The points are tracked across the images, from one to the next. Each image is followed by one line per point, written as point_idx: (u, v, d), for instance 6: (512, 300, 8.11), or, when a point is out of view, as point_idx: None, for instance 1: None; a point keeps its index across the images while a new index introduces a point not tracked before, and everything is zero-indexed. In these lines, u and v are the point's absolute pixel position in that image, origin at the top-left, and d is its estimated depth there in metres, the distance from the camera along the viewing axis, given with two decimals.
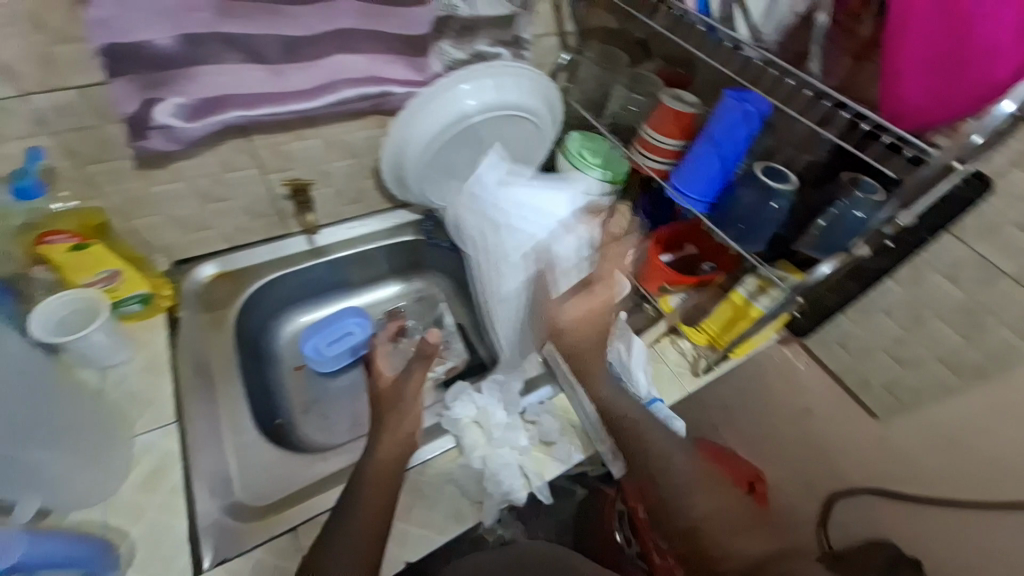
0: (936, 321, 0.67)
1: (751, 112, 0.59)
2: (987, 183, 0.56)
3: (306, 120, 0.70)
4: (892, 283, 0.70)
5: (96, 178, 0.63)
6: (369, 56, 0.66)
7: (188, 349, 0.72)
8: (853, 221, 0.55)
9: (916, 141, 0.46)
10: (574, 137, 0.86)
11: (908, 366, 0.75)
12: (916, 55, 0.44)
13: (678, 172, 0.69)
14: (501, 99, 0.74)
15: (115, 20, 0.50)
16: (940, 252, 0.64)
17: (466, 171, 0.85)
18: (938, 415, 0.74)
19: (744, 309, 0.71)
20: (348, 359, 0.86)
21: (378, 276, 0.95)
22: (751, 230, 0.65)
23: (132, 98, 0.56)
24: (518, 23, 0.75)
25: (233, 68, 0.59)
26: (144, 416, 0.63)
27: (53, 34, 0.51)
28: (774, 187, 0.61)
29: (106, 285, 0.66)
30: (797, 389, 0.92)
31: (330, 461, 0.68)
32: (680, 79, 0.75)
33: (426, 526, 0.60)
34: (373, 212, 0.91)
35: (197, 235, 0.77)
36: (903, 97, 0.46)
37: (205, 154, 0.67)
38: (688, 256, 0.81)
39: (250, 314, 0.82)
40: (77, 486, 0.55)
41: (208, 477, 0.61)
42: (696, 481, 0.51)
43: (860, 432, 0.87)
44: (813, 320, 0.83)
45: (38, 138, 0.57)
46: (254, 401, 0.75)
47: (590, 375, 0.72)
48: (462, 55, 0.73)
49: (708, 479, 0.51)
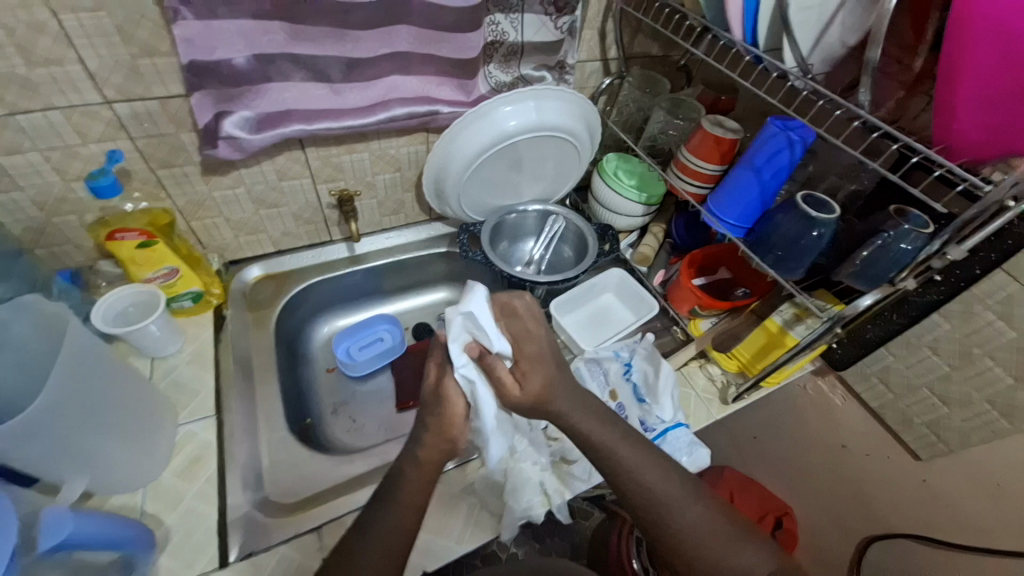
0: (986, 360, 0.65)
1: (795, 140, 0.59)
2: None
3: (358, 135, 0.74)
4: (939, 319, 0.68)
5: (165, 181, 0.68)
6: (419, 78, 0.71)
7: (233, 346, 0.75)
8: (900, 254, 0.53)
9: (968, 175, 0.44)
10: (612, 158, 0.89)
11: (955, 406, 0.71)
12: (971, 89, 0.44)
13: (715, 197, 0.69)
14: (541, 121, 0.76)
15: (198, 38, 0.55)
16: (992, 289, 0.61)
17: (502, 188, 0.87)
18: (988, 459, 0.71)
19: (779, 337, 0.69)
20: (378, 363, 0.89)
21: (411, 284, 0.99)
22: (789, 257, 0.62)
23: (207, 110, 0.60)
24: (563, 48, 0.77)
25: (298, 85, 0.63)
26: (188, 407, 0.66)
27: (143, 50, 0.56)
28: (814, 216, 0.59)
29: (164, 280, 0.70)
30: (832, 423, 0.91)
31: (357, 462, 0.70)
32: (724, 104, 0.78)
33: (449, 536, 0.60)
34: (411, 224, 0.94)
35: (248, 238, 0.81)
36: (956, 129, 0.46)
37: (262, 163, 0.71)
38: (722, 279, 0.81)
39: (289, 315, 0.86)
40: (122, 471, 0.56)
41: (241, 471, 0.63)
42: (678, 496, 0.52)
43: (900, 474, 0.83)
44: (853, 352, 0.80)
45: (119, 142, 0.62)
46: (288, 400, 0.78)
47: (615, 396, 0.70)
48: (507, 78, 0.77)
49: (688, 488, 0.53)
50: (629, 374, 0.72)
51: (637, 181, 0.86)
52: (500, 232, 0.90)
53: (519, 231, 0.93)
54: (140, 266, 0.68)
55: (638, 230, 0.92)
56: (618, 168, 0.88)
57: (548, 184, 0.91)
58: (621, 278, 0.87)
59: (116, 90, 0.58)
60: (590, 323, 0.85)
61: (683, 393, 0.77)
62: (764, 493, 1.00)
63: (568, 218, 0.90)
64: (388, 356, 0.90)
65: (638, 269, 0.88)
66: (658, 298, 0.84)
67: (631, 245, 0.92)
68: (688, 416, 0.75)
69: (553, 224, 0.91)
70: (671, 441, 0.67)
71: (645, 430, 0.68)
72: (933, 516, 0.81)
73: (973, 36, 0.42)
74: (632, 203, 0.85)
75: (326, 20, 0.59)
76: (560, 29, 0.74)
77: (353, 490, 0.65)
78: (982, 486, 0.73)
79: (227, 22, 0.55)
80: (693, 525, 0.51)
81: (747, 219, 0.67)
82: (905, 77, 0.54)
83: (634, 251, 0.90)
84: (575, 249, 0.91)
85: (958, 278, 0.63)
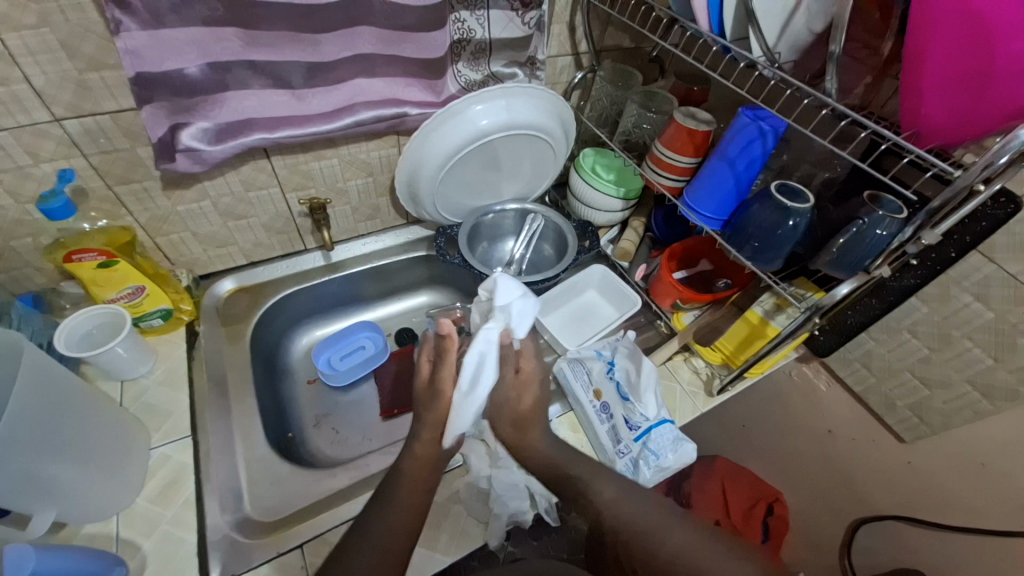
0: (965, 342, 0.65)
1: (767, 130, 0.58)
2: (1017, 203, 0.53)
3: (325, 141, 0.72)
4: (917, 303, 0.68)
5: (124, 198, 0.65)
6: (385, 79, 0.69)
7: (208, 363, 0.73)
8: (875, 240, 0.53)
9: (937, 160, 0.43)
10: (588, 153, 0.88)
11: (935, 387, 0.71)
12: (935, 72, 0.43)
13: (691, 190, 0.68)
14: (513, 119, 0.75)
15: (145, 50, 0.52)
16: (969, 271, 0.62)
17: (477, 188, 0.86)
18: (969, 438, 0.72)
19: (760, 328, 0.68)
20: (361, 372, 0.88)
21: (391, 290, 0.97)
22: (766, 249, 0.61)
23: (161, 123, 0.58)
24: (532, 44, 0.76)
25: (257, 93, 0.62)
26: (162, 429, 0.64)
27: (91, 64, 0.54)
28: (789, 206, 0.58)
29: (129, 299, 0.68)
30: (818, 408, 0.91)
31: (339, 476, 0.68)
32: (697, 96, 0.77)
33: (433, 546, 0.59)
34: (388, 228, 0.93)
35: (219, 251, 0.79)
36: (925, 113, 0.45)
37: (227, 174, 0.69)
38: (703, 272, 0.80)
39: (265, 328, 0.84)
40: (94, 499, 0.55)
41: (219, 492, 0.61)
42: (658, 521, 0.52)
43: (886, 457, 0.84)
44: (835, 340, 0.78)
45: (72, 160, 0.60)
46: (268, 415, 0.76)
47: (598, 395, 0.70)
48: (477, 77, 0.75)
49: (669, 511, 0.53)
50: (612, 373, 0.72)
51: (614, 175, 0.85)
52: (478, 234, 0.89)
53: (498, 232, 0.92)
54: (102, 287, 0.67)
55: (618, 226, 0.91)
56: (595, 164, 0.87)
57: (525, 182, 0.90)
58: (603, 275, 0.86)
59: (65, 107, 0.55)
60: (573, 321, 0.84)
61: (668, 387, 0.77)
62: (754, 480, 1.01)
63: (547, 216, 0.89)
64: (370, 365, 0.88)
65: (619, 265, 0.87)
66: (640, 294, 0.83)
67: (612, 240, 0.91)
68: (674, 411, 0.74)
69: (531, 223, 0.89)
70: (655, 439, 0.66)
71: (630, 429, 0.67)
72: (919, 498, 0.82)
73: (937, 17, 0.42)
74: (610, 198, 0.84)
75: (282, 24, 0.57)
76: (527, 25, 0.73)
77: (336, 504, 0.63)
78: (966, 465, 0.74)
79: (177, 31, 0.53)
80: (680, 547, 0.50)
81: (723, 211, 0.66)
82: (874, 62, 0.53)
83: (615, 246, 0.89)
84: (555, 247, 0.90)
85: (934, 262, 0.61)
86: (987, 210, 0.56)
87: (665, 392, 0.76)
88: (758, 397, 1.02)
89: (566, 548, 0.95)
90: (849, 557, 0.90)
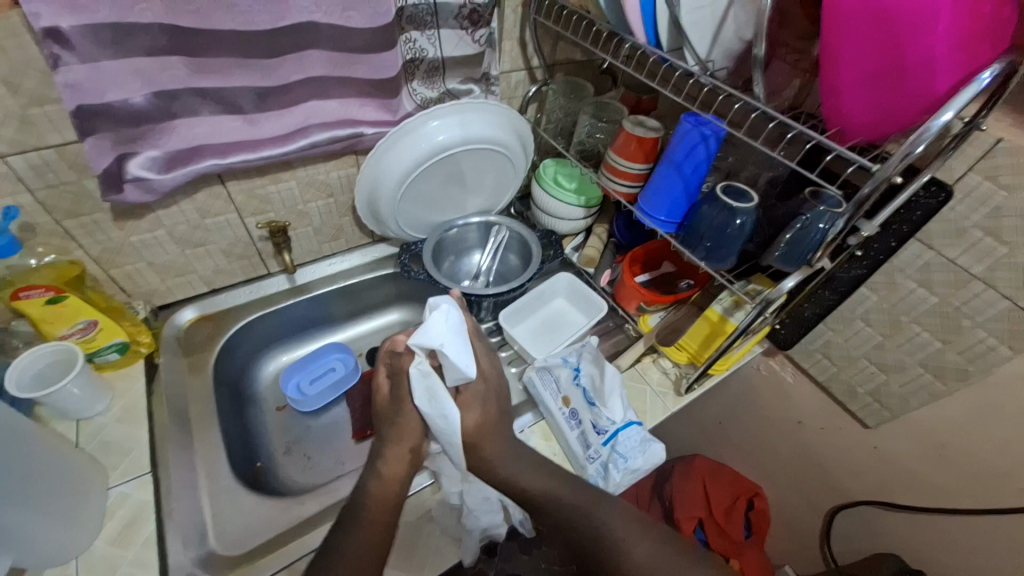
0: (914, 327, 0.67)
1: (708, 135, 0.60)
2: (946, 191, 0.58)
3: (281, 164, 0.72)
4: (866, 291, 0.70)
5: (74, 232, 0.64)
6: (339, 100, 0.69)
7: (168, 395, 0.72)
8: (817, 234, 0.55)
9: (858, 155, 0.45)
10: (548, 164, 0.90)
11: (891, 372, 0.74)
12: (853, 73, 0.46)
13: (645, 196, 0.70)
14: (468, 134, 0.76)
15: (86, 82, 0.52)
16: (910, 259, 0.64)
17: (439, 204, 0.86)
18: (928, 420, 0.74)
19: (720, 325, 0.70)
20: (330, 396, 0.86)
21: (361, 309, 0.97)
22: (718, 247, 0.63)
23: (106, 154, 0.57)
24: (485, 61, 0.77)
25: (207, 119, 0.61)
26: (120, 466, 0.62)
27: (32, 99, 0.53)
28: (734, 206, 0.60)
29: (81, 335, 0.66)
30: (786, 400, 0.93)
31: (308, 503, 0.67)
32: (645, 105, 0.81)
33: (406, 567, 0.58)
34: (354, 248, 0.93)
35: (178, 279, 0.78)
36: (847, 112, 0.48)
37: (181, 202, 0.68)
38: (665, 274, 0.82)
39: (230, 355, 0.82)
40: (47, 546, 0.52)
41: (182, 528, 0.59)
42: (632, 533, 0.56)
43: (854, 445, 0.86)
44: (795, 332, 0.82)
45: (17, 197, 0.58)
46: (235, 446, 0.74)
47: (567, 401, 0.71)
48: (432, 94, 0.76)
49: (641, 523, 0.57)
50: (578, 379, 0.72)
51: (575, 185, 0.87)
52: (443, 249, 0.89)
53: (464, 246, 0.92)
54: (53, 323, 0.65)
55: (582, 233, 0.93)
56: (556, 174, 0.89)
57: (487, 196, 0.91)
58: (570, 282, 0.88)
59: (7, 144, 0.54)
60: (543, 330, 0.85)
61: (638, 389, 0.78)
62: (733, 477, 1.02)
63: (511, 227, 0.90)
64: (341, 386, 0.87)
65: (585, 272, 0.89)
66: (607, 298, 0.84)
67: (577, 248, 0.92)
68: (644, 414, 0.75)
69: (497, 235, 0.91)
70: (623, 441, 0.66)
71: (597, 433, 0.68)
72: (888, 483, 0.84)
73: (846, 22, 0.44)
74: (572, 207, 0.85)
75: (229, 51, 0.58)
76: (478, 42, 0.74)
77: (306, 531, 0.62)
78: (927, 446, 0.76)
79: (119, 62, 0.53)
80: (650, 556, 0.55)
81: (675, 215, 0.68)
82: (803, 64, 0.56)
83: (580, 253, 0.90)
84: (521, 256, 0.91)
85: (876, 252, 0.66)
86: (920, 199, 0.60)
87: (635, 395, 0.77)
88: (732, 393, 1.04)
89: (554, 560, 0.93)
90: (829, 544, 0.94)
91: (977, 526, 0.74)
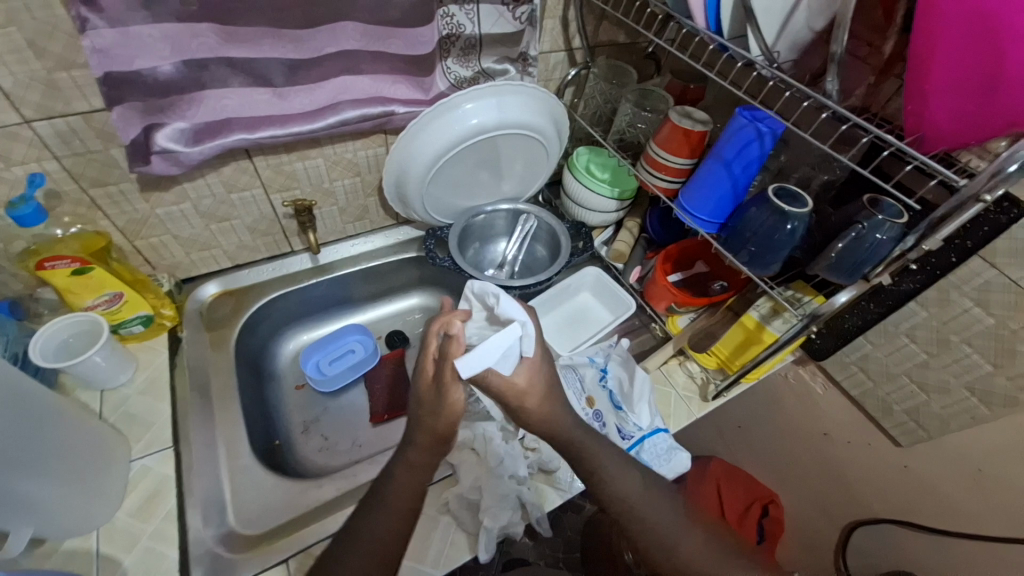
0: (964, 347, 0.63)
1: (764, 132, 0.56)
2: (1020, 208, 0.52)
3: (309, 141, 0.69)
4: (915, 307, 0.66)
5: (100, 201, 0.63)
6: (371, 77, 0.66)
7: (190, 369, 0.72)
8: (875, 245, 0.51)
9: (943, 168, 0.41)
10: (582, 152, 0.85)
11: (933, 393, 0.70)
12: (943, 75, 0.41)
13: (687, 192, 0.66)
14: (503, 118, 0.72)
15: (114, 48, 0.50)
16: (968, 275, 0.60)
17: (468, 189, 0.84)
18: (964, 444, 0.71)
19: (756, 333, 0.67)
20: (350, 377, 0.86)
21: (382, 291, 0.95)
22: (764, 253, 0.59)
23: (133, 124, 0.55)
24: (524, 40, 0.73)
25: (236, 91, 0.59)
26: (143, 439, 0.62)
27: (59, 63, 0.51)
28: (787, 210, 0.56)
29: (107, 307, 0.66)
30: (813, 410, 0.90)
31: (326, 487, 0.67)
32: (691, 94, 0.76)
33: (421, 558, 0.57)
34: (378, 229, 0.91)
35: (202, 254, 0.77)
36: (928, 118, 0.44)
37: (207, 176, 0.67)
38: (699, 273, 0.78)
39: (251, 332, 0.82)
40: (71, 515, 0.53)
41: (202, 503, 0.60)
42: (667, 524, 0.54)
43: (881, 461, 0.84)
44: (831, 343, 0.79)
45: (44, 163, 0.57)
46: (254, 424, 0.74)
47: (592, 403, 0.69)
48: (467, 74, 0.72)
49: (670, 514, 0.55)
50: (605, 380, 0.71)
51: (609, 175, 0.83)
52: (468, 235, 0.87)
53: (490, 233, 0.90)
54: (79, 294, 0.65)
55: (612, 226, 0.89)
56: (589, 163, 0.85)
57: (517, 182, 0.88)
58: (597, 277, 0.84)
59: (34, 109, 0.53)
60: (566, 325, 0.82)
61: (662, 392, 0.76)
62: (749, 480, 1.03)
63: (540, 216, 0.87)
64: (361, 369, 0.87)
65: (614, 266, 0.85)
66: (635, 296, 0.81)
67: (606, 242, 0.89)
68: (668, 417, 0.73)
69: (525, 223, 0.88)
70: (649, 448, 0.66)
71: (622, 438, 0.67)
72: (911, 502, 0.82)
73: (946, 16, 0.39)
74: (605, 199, 0.81)
75: (260, 21, 0.55)
76: (519, 19, 0.70)
77: (325, 515, 0.62)
78: (962, 471, 0.73)
79: (148, 27, 0.50)
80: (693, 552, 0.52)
81: (718, 214, 0.65)
82: (876, 60, 0.51)
83: (610, 248, 0.87)
84: (549, 248, 0.88)
85: (934, 266, 0.61)
86: (989, 215, 0.54)
87: (660, 398, 0.75)
88: (754, 398, 1.01)
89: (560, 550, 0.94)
90: (844, 558, 0.93)
91: (1006, 557, 0.71)
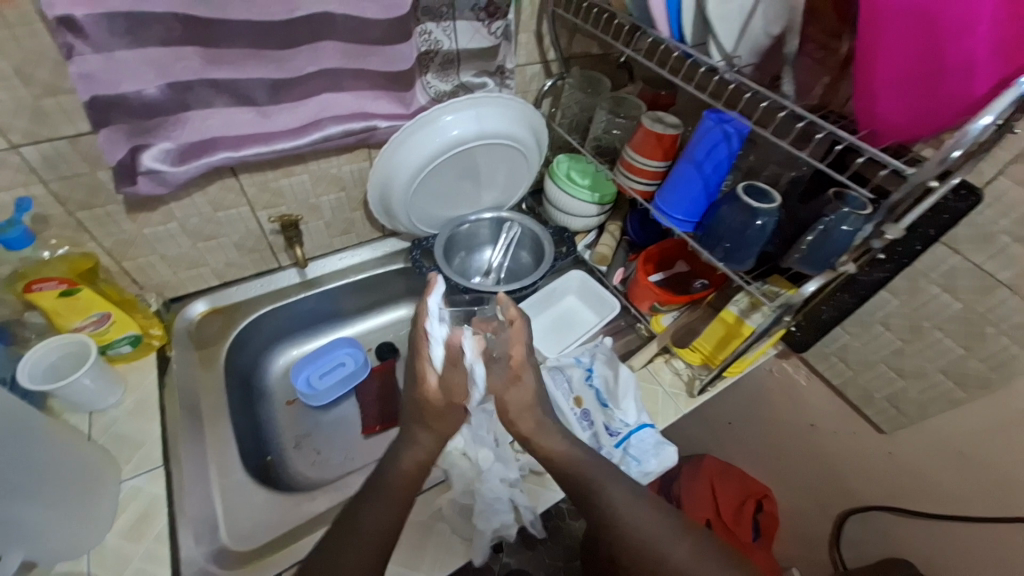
0: (936, 332, 0.65)
1: (731, 133, 0.59)
2: (976, 194, 0.55)
3: (294, 157, 0.71)
4: (887, 295, 0.68)
5: (87, 223, 0.64)
6: (353, 93, 0.68)
7: (180, 388, 0.72)
8: (841, 236, 0.52)
9: (893, 159, 0.43)
10: (562, 159, 0.88)
11: (910, 378, 0.72)
12: (889, 74, 0.44)
13: (663, 193, 0.69)
14: (483, 128, 0.75)
15: (98, 73, 0.51)
16: (934, 263, 0.62)
17: (451, 199, 0.85)
18: (944, 428, 0.73)
19: (735, 328, 0.68)
20: (340, 391, 0.86)
21: (370, 304, 0.96)
22: (738, 249, 0.61)
23: (119, 146, 0.57)
24: (501, 53, 0.76)
25: (221, 112, 0.60)
26: (133, 460, 0.62)
27: (45, 89, 0.52)
28: (756, 206, 0.58)
29: (95, 327, 0.67)
30: (799, 403, 0.92)
31: (318, 499, 0.67)
32: (663, 99, 0.80)
33: (416, 566, 0.58)
34: (364, 242, 0.92)
35: (190, 272, 0.77)
36: (879, 113, 0.46)
37: (193, 195, 0.68)
38: (680, 273, 0.80)
39: (240, 349, 0.82)
40: (62, 538, 0.53)
41: (194, 522, 0.60)
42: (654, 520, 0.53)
43: (867, 449, 0.85)
44: (811, 334, 0.80)
45: (30, 188, 0.58)
46: (245, 441, 0.74)
47: (580, 402, 0.72)
48: (447, 87, 0.75)
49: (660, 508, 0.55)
50: (592, 380, 0.73)
51: (589, 180, 0.85)
52: (454, 245, 0.88)
53: (475, 241, 0.91)
54: (66, 316, 0.65)
55: (595, 230, 0.91)
56: (570, 169, 0.87)
57: (499, 192, 0.90)
58: (582, 280, 0.86)
59: (21, 134, 0.54)
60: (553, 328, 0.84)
61: (650, 390, 0.77)
62: (741, 477, 1.05)
63: (524, 223, 0.89)
64: (349, 381, 0.87)
65: (598, 270, 0.87)
66: (619, 297, 0.83)
67: (589, 245, 0.91)
68: (656, 415, 0.75)
69: (509, 230, 0.90)
70: (636, 444, 0.67)
71: (610, 435, 0.68)
72: (902, 489, 0.83)
73: (888, 20, 0.42)
74: (586, 204, 0.84)
75: (243, 42, 0.56)
76: (494, 35, 0.73)
77: (318, 528, 0.62)
78: (945, 454, 0.75)
79: (132, 52, 0.52)
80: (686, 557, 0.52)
81: (693, 214, 0.67)
82: (831, 60, 0.54)
83: (593, 251, 0.89)
84: (533, 253, 0.89)
85: (900, 255, 0.63)
86: (948, 203, 0.57)
87: (647, 396, 0.77)
88: (742, 394, 1.03)
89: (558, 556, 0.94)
90: (839, 550, 0.94)
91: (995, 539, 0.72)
